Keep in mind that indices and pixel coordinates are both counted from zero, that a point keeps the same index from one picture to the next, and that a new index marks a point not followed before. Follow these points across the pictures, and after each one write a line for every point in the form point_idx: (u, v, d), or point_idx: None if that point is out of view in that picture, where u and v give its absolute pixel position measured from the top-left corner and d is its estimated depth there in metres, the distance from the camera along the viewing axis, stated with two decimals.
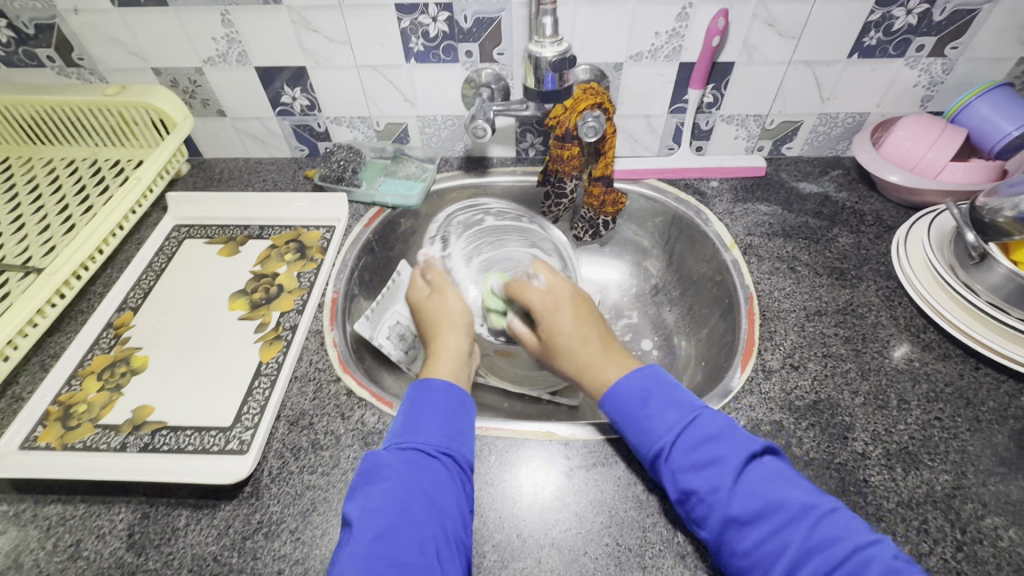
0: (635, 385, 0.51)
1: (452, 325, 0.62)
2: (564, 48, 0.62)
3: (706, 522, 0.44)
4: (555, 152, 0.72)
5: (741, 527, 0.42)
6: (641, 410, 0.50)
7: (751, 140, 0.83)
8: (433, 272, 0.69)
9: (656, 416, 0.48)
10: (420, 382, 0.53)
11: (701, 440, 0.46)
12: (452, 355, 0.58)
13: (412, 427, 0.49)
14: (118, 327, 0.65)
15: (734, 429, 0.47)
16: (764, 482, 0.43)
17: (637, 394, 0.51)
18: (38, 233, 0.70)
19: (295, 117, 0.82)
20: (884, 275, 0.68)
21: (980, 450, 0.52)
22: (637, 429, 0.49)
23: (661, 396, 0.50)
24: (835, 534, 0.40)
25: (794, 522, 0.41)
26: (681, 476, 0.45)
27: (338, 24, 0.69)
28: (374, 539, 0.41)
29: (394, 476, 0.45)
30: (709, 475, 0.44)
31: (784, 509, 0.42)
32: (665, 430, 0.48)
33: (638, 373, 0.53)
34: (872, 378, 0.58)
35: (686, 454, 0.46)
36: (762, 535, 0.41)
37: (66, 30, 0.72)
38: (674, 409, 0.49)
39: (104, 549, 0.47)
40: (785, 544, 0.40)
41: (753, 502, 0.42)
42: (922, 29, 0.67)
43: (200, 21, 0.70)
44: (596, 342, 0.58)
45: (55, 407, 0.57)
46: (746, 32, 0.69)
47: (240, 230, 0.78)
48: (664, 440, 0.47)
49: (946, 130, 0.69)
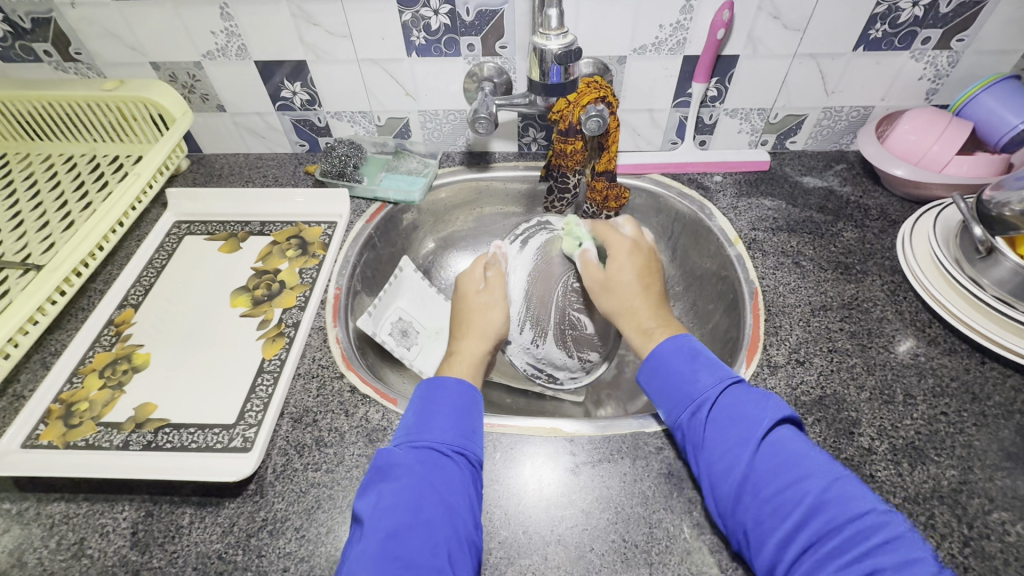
0: (687, 339, 0.53)
1: (474, 332, 0.61)
2: (569, 40, 0.61)
3: (726, 474, 0.44)
4: (559, 147, 0.72)
5: (763, 477, 0.43)
6: (688, 363, 0.51)
7: (755, 134, 0.83)
8: (494, 269, 0.65)
9: (703, 369, 0.50)
10: (430, 380, 0.53)
11: (741, 397, 0.47)
12: (467, 362, 0.58)
13: (424, 426, 0.49)
14: (118, 324, 0.65)
15: (771, 396, 0.48)
16: (790, 442, 0.44)
17: (687, 351, 0.52)
18: (37, 229, 0.70)
19: (295, 112, 0.81)
20: (889, 270, 0.68)
21: (987, 445, 0.51)
22: (681, 379, 0.50)
23: (708, 355, 0.52)
24: (851, 494, 0.40)
25: (814, 477, 0.41)
26: (714, 428, 0.47)
27: (339, 17, 0.69)
28: (387, 538, 0.41)
29: (407, 475, 0.45)
30: (741, 428, 0.45)
31: (807, 465, 0.42)
32: (710, 383, 0.49)
33: (677, 339, 0.53)
34: (878, 373, 0.57)
35: (727, 407, 0.47)
36: (781, 487, 0.42)
37: (64, 25, 0.71)
38: (719, 367, 0.50)
39: (108, 547, 0.47)
40: (802, 497, 0.41)
41: (776, 457, 0.43)
42: (929, 21, 0.67)
43: (200, 14, 0.69)
44: (654, 296, 0.59)
45: (56, 405, 0.57)
46: (751, 24, 0.68)
47: (240, 226, 0.77)
48: (706, 392, 0.48)
49: (952, 123, 0.68)
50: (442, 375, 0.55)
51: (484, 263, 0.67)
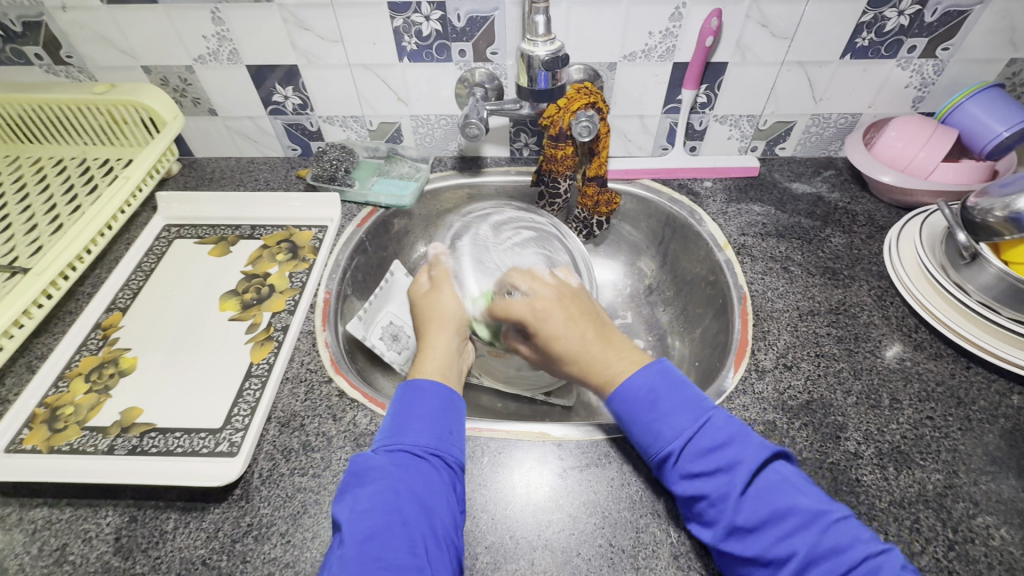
0: (643, 383, 0.49)
1: (441, 322, 0.58)
2: (557, 47, 0.61)
3: (711, 529, 0.43)
4: (549, 152, 0.72)
5: (753, 529, 0.41)
6: (649, 413, 0.48)
7: (745, 140, 0.84)
8: (437, 270, 0.63)
9: (663, 421, 0.47)
10: (409, 384, 0.52)
11: (706, 445, 0.45)
12: (441, 354, 0.56)
13: (399, 428, 0.49)
14: (106, 327, 0.64)
15: (747, 433, 0.45)
16: (776, 488, 0.42)
17: (646, 395, 0.48)
18: (25, 232, 0.70)
19: (287, 116, 0.82)
20: (876, 275, 0.68)
21: (972, 449, 0.52)
22: (643, 433, 0.48)
23: (670, 397, 0.48)
24: (843, 543, 0.39)
25: (804, 529, 0.40)
26: (688, 482, 0.45)
27: (330, 22, 0.69)
28: (365, 540, 0.41)
29: (382, 478, 0.45)
30: (718, 481, 0.43)
31: (797, 513, 0.41)
32: (674, 435, 0.46)
33: (636, 374, 0.50)
34: (865, 378, 0.58)
35: (695, 460, 0.45)
36: (766, 543, 0.41)
37: (55, 28, 0.71)
38: (680, 414, 0.47)
39: (91, 553, 0.47)
40: (794, 550, 0.40)
41: (762, 508, 0.42)
42: (914, 30, 0.68)
43: (190, 19, 0.70)
44: (594, 339, 0.54)
45: (41, 409, 0.56)
46: (740, 31, 0.69)
47: (230, 230, 0.77)
48: (671, 445, 0.46)
49: (937, 130, 0.69)
50: (415, 376, 0.53)
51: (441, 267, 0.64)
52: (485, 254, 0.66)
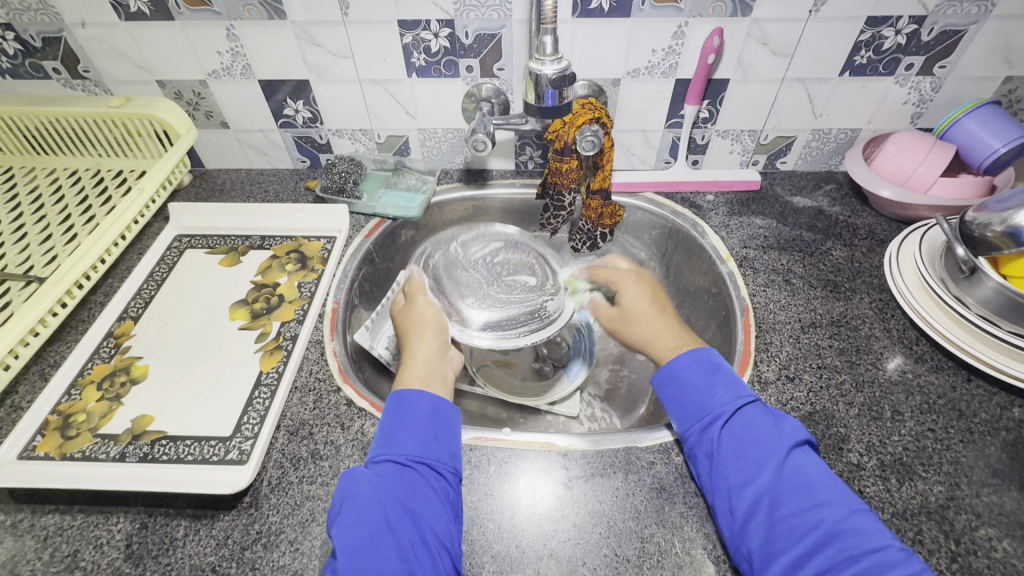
0: (705, 354, 0.55)
1: (421, 330, 0.61)
2: (564, 65, 0.63)
3: (743, 489, 0.46)
4: (555, 165, 0.74)
5: (784, 497, 0.44)
6: (707, 378, 0.53)
7: (746, 155, 0.85)
8: (410, 286, 0.66)
9: (721, 384, 0.52)
10: (396, 395, 0.53)
11: (754, 418, 0.49)
12: (423, 361, 0.58)
13: (386, 438, 0.50)
14: (118, 336, 0.65)
15: (789, 418, 0.50)
16: (811, 468, 0.46)
17: (706, 363, 0.54)
18: (40, 242, 0.71)
19: (297, 129, 0.83)
20: (877, 288, 0.69)
21: (974, 462, 0.52)
22: (697, 394, 0.52)
23: (728, 371, 0.53)
24: (869, 526, 0.42)
25: (833, 506, 0.43)
26: (733, 442, 0.48)
27: (341, 39, 0.71)
28: (352, 552, 0.42)
29: (368, 490, 0.46)
30: (761, 447, 0.47)
31: (828, 492, 0.44)
32: (728, 400, 0.50)
33: (694, 352, 0.56)
34: (867, 390, 0.58)
35: (743, 425, 0.49)
36: (796, 510, 0.43)
37: (73, 43, 0.73)
38: (736, 385, 0.52)
39: (101, 560, 0.47)
40: (821, 519, 0.42)
41: (798, 480, 0.45)
42: (911, 48, 0.69)
43: (206, 35, 0.71)
44: (669, 314, 0.64)
45: (54, 416, 0.57)
46: (740, 49, 0.71)
47: (240, 240, 0.78)
48: (725, 408, 0.50)
49: (936, 146, 0.70)
50: (401, 386, 0.55)
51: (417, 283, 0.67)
52: (456, 271, 0.71)
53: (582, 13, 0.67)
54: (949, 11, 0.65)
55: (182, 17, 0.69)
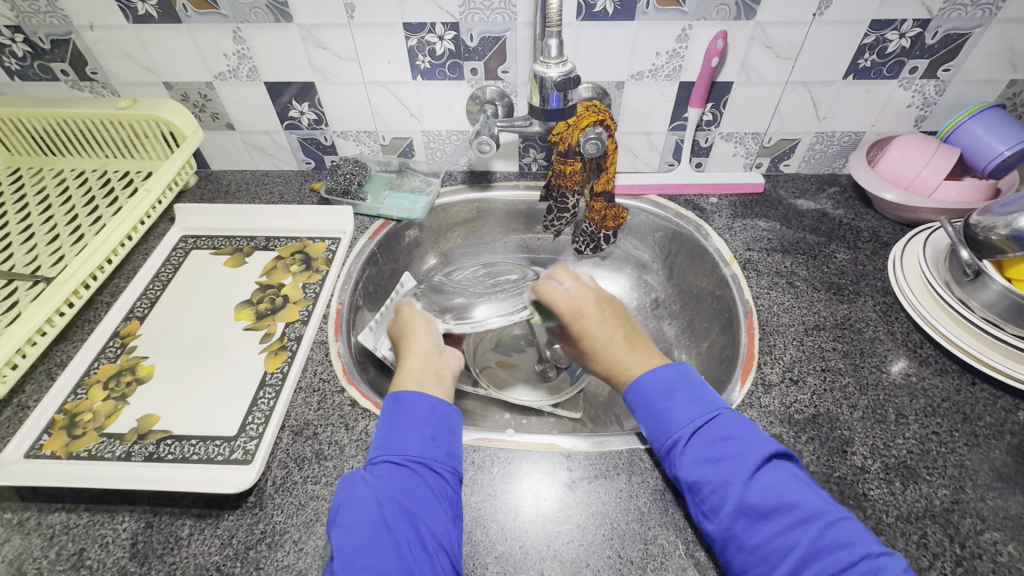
0: (662, 376, 0.53)
1: (411, 334, 0.60)
2: (568, 68, 0.63)
3: (714, 516, 0.45)
4: (558, 167, 0.74)
5: (756, 519, 0.43)
6: (664, 401, 0.51)
7: (750, 157, 0.85)
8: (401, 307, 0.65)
9: (678, 406, 0.50)
10: (392, 395, 0.53)
11: (716, 436, 0.48)
12: (416, 361, 0.57)
13: (383, 438, 0.50)
14: (124, 336, 0.66)
15: (754, 430, 0.49)
16: (780, 484, 0.45)
17: (664, 384, 0.52)
18: (47, 243, 0.71)
19: (303, 131, 0.84)
20: (881, 291, 0.69)
21: (978, 465, 0.52)
22: (658, 418, 0.51)
23: (685, 388, 0.52)
24: (848, 539, 0.41)
25: (806, 525, 0.42)
26: (695, 468, 0.47)
27: (347, 41, 0.71)
28: (351, 553, 0.43)
29: (365, 492, 0.46)
30: (723, 468, 0.46)
31: (799, 510, 0.43)
32: (686, 422, 0.50)
33: (656, 369, 0.54)
34: (871, 393, 0.58)
35: (705, 448, 0.48)
36: (771, 532, 0.43)
37: (81, 45, 0.74)
38: (695, 403, 0.50)
39: (107, 558, 0.48)
40: (795, 542, 0.42)
41: (767, 499, 0.44)
42: (915, 52, 0.69)
43: (212, 37, 0.72)
44: (626, 339, 0.57)
45: (60, 415, 0.58)
46: (744, 52, 0.71)
47: (246, 241, 0.79)
48: (683, 431, 0.49)
49: (940, 149, 0.70)
50: (398, 388, 0.54)
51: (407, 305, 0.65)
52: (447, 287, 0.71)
53: (586, 16, 0.67)
54: (953, 15, 0.66)
55: (189, 19, 0.70)
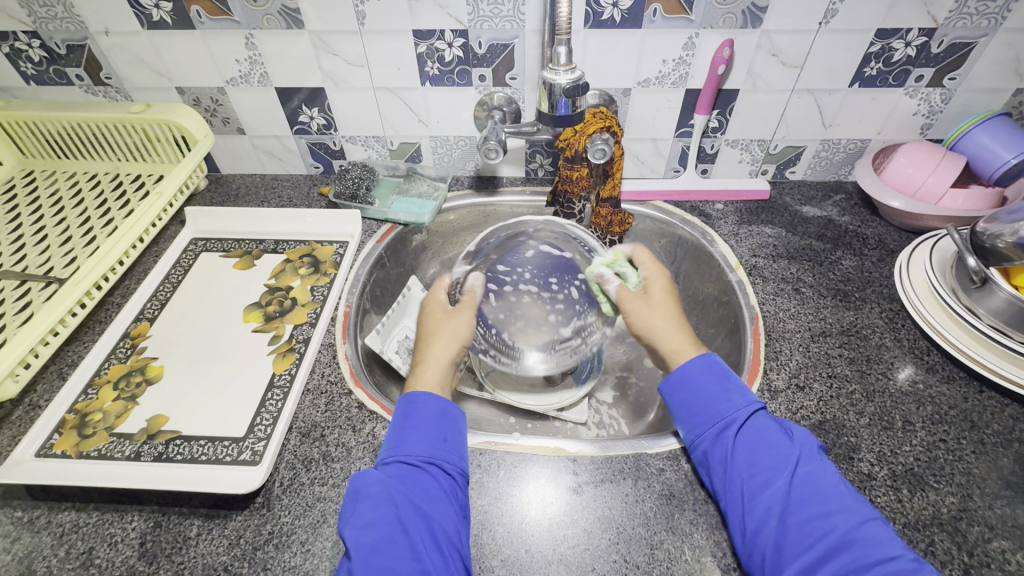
0: (717, 362, 0.54)
1: (445, 336, 0.61)
2: (577, 75, 0.63)
3: (755, 497, 0.46)
4: (565, 173, 0.75)
5: (797, 504, 0.45)
6: (720, 384, 0.53)
7: (755, 164, 0.86)
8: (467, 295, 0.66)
9: (734, 391, 0.52)
10: (405, 397, 0.53)
11: (767, 423, 0.50)
12: (435, 369, 0.58)
13: (396, 439, 0.50)
14: (134, 337, 0.66)
15: (799, 424, 0.51)
16: (824, 473, 0.47)
17: (717, 369, 0.54)
18: (59, 244, 0.72)
19: (312, 136, 0.85)
20: (887, 298, 0.69)
21: (986, 473, 0.52)
22: (711, 400, 0.52)
23: (737, 377, 0.54)
24: (879, 533, 0.42)
25: (843, 516, 0.44)
26: (744, 449, 0.49)
27: (357, 47, 0.72)
28: (368, 553, 0.42)
29: (380, 491, 0.46)
30: (772, 453, 0.48)
31: (840, 502, 0.45)
32: (741, 406, 0.51)
33: (705, 356, 0.55)
34: (877, 400, 0.58)
35: (756, 433, 0.49)
36: (809, 518, 0.44)
37: (96, 51, 0.75)
38: (747, 391, 0.52)
39: (116, 557, 0.48)
40: (832, 528, 0.43)
41: (810, 485, 0.46)
42: (921, 61, 0.70)
43: (225, 43, 0.73)
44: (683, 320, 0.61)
45: (70, 415, 0.58)
46: (750, 60, 0.71)
47: (255, 244, 0.79)
48: (738, 413, 0.51)
49: (946, 157, 0.70)
50: (410, 391, 0.55)
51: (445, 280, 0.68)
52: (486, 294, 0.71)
53: (594, 24, 0.68)
54: (959, 24, 0.66)
55: (203, 25, 0.71)
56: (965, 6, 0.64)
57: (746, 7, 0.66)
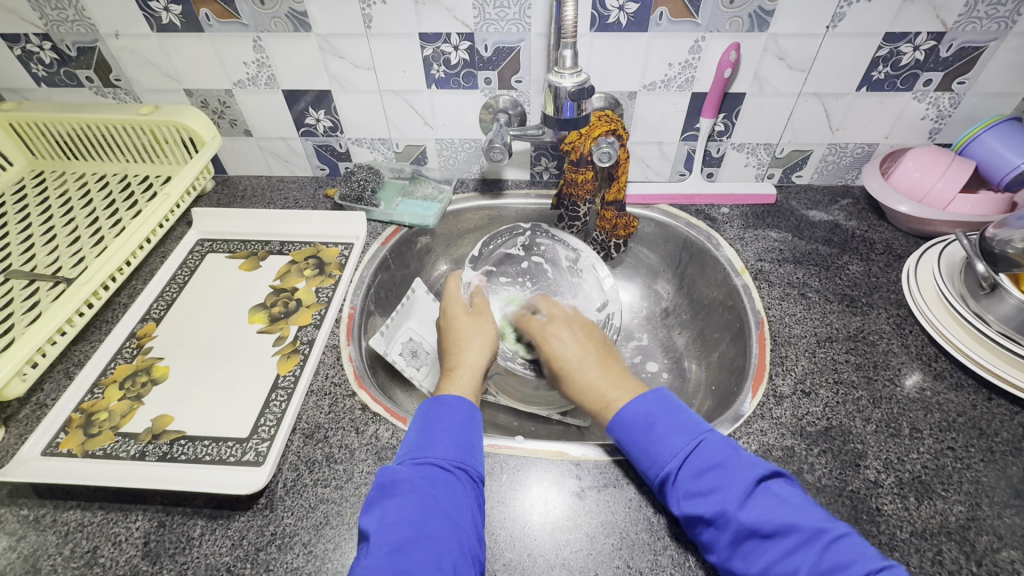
0: (640, 411, 0.52)
1: (477, 341, 0.63)
2: (582, 79, 0.63)
3: (715, 545, 0.44)
4: (570, 176, 0.75)
5: (753, 549, 0.42)
6: (647, 437, 0.50)
7: (762, 168, 0.85)
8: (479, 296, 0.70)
9: (660, 443, 0.49)
10: (436, 399, 0.54)
11: (702, 467, 0.46)
12: (469, 373, 0.60)
13: (426, 442, 0.50)
14: (140, 337, 0.67)
15: (740, 453, 0.47)
16: (770, 510, 0.43)
17: (641, 422, 0.51)
18: (68, 244, 0.73)
19: (318, 138, 0.85)
20: (894, 303, 0.68)
21: (995, 482, 0.51)
22: (643, 457, 0.50)
23: (666, 420, 0.50)
24: (845, 559, 0.40)
25: (804, 549, 0.41)
26: (686, 502, 0.46)
27: (363, 50, 0.72)
28: (392, 553, 0.42)
29: (411, 491, 0.45)
30: (713, 501, 0.44)
31: (797, 533, 0.41)
32: (670, 456, 0.48)
33: (640, 399, 0.53)
34: (884, 406, 0.58)
35: (691, 481, 0.46)
36: (770, 561, 0.41)
37: (106, 53, 0.76)
38: (675, 436, 0.49)
39: (120, 556, 0.48)
40: (794, 568, 0.40)
41: (760, 527, 0.42)
42: (929, 64, 0.69)
43: (233, 46, 0.74)
44: (597, 359, 0.60)
45: (77, 414, 0.58)
46: (757, 64, 0.71)
47: (260, 245, 0.80)
48: (670, 465, 0.48)
49: (955, 161, 0.70)
50: (441, 392, 0.56)
51: (457, 279, 0.71)
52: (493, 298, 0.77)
53: (600, 27, 0.68)
54: (968, 28, 0.65)
55: (212, 28, 0.72)
56: (975, 10, 0.64)
57: (753, 11, 0.66)
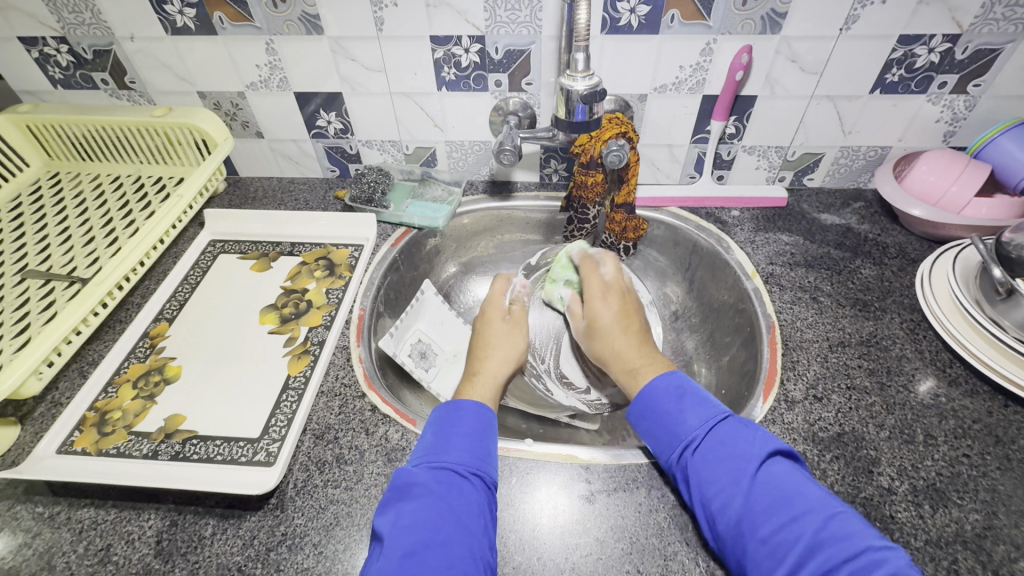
0: (670, 381, 0.55)
1: (500, 351, 0.65)
2: (594, 82, 0.63)
3: (722, 513, 0.44)
4: (580, 178, 0.75)
5: (760, 516, 0.43)
6: (676, 403, 0.53)
7: (773, 171, 0.85)
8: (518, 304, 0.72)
9: (690, 408, 0.51)
10: (452, 404, 0.55)
11: (725, 435, 0.49)
12: (486, 382, 0.60)
13: (441, 446, 0.50)
14: (153, 336, 0.68)
15: (759, 431, 0.49)
16: (782, 480, 0.45)
17: (673, 389, 0.54)
18: (83, 244, 0.74)
19: (329, 140, 0.86)
20: (908, 308, 0.68)
21: (1012, 490, 0.51)
22: (668, 420, 0.52)
23: (695, 393, 0.54)
24: (846, 531, 0.41)
25: (808, 517, 0.42)
26: (703, 469, 0.47)
27: (374, 53, 0.73)
28: (405, 556, 0.42)
29: (426, 495, 0.46)
30: (731, 468, 0.46)
31: (803, 502, 0.43)
32: (698, 423, 0.50)
33: (668, 376, 0.56)
34: (898, 412, 0.57)
35: (711, 449, 0.48)
36: (776, 526, 0.42)
37: (121, 55, 0.77)
38: (704, 405, 0.52)
39: (133, 555, 0.49)
40: (798, 535, 0.41)
41: (770, 494, 0.44)
42: (944, 67, 0.68)
43: (246, 49, 0.74)
44: (636, 336, 0.65)
45: (91, 413, 0.59)
46: (769, 66, 0.71)
47: (271, 247, 0.80)
48: (694, 431, 0.50)
49: (970, 165, 0.69)
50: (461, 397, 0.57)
51: (506, 280, 0.75)
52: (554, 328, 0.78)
53: (611, 30, 0.68)
54: (984, 30, 0.65)
55: (225, 31, 0.72)
56: (992, 11, 0.63)
57: (766, 13, 0.65)
